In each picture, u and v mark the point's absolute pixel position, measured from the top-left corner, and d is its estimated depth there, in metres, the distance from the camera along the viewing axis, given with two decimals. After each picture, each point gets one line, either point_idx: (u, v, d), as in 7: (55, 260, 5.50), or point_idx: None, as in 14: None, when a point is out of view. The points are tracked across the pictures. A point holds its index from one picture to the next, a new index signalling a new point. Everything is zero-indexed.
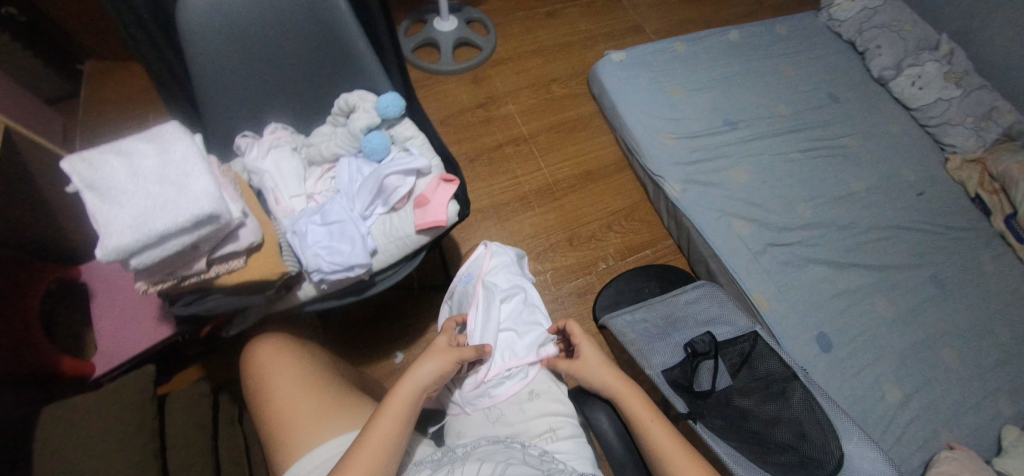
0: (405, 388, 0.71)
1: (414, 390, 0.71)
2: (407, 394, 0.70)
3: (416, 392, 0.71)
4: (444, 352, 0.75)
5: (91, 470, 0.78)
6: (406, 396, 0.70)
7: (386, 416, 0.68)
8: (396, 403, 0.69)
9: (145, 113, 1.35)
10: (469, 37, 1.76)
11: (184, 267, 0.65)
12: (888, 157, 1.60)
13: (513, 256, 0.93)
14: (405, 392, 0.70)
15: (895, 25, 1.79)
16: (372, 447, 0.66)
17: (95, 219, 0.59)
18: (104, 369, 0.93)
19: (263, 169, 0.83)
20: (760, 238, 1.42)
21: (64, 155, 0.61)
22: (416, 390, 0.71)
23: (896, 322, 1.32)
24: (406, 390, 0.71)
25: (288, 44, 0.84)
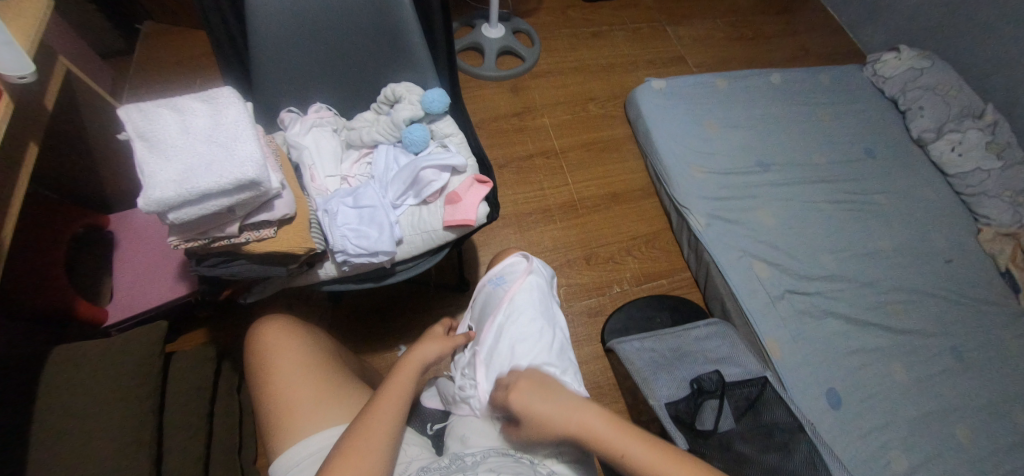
0: (413, 357, 0.78)
1: (422, 360, 0.78)
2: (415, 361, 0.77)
3: (423, 361, 0.78)
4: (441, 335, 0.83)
5: (92, 417, 0.79)
6: (414, 362, 0.77)
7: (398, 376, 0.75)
8: (406, 367, 0.76)
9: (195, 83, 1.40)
10: (513, 46, 1.78)
11: (217, 229, 0.66)
12: (920, 220, 1.57)
13: (548, 273, 0.90)
14: (413, 360, 0.77)
15: (940, 89, 1.77)
16: (390, 398, 0.72)
17: (142, 169, 0.60)
18: (116, 319, 0.96)
19: (303, 146, 0.84)
20: (780, 283, 1.40)
21: (122, 104, 0.63)
22: (423, 358, 0.78)
23: (909, 388, 1.28)
24: (413, 358, 0.77)
25: (345, 30, 0.86)
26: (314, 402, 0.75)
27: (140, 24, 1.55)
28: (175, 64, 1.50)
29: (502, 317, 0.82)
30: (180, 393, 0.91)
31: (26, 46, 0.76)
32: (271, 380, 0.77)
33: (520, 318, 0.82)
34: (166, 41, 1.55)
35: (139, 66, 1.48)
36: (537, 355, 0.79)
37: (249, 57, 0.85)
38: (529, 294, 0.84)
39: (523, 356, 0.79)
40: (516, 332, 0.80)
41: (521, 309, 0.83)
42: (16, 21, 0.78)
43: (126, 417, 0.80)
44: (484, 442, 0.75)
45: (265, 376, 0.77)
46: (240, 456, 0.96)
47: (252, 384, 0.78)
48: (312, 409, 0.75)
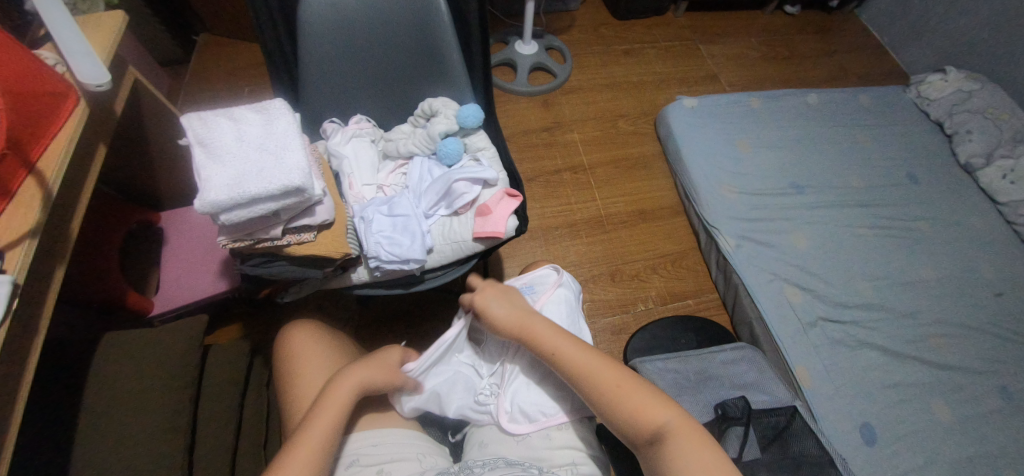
0: (347, 382, 0.73)
1: (359, 386, 0.73)
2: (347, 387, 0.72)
3: (359, 387, 0.73)
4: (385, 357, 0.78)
5: (135, 405, 0.83)
6: (349, 389, 0.72)
7: (326, 404, 0.70)
8: (335, 396, 0.71)
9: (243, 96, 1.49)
10: (547, 63, 1.81)
11: (262, 231, 0.70)
12: (963, 249, 1.52)
13: (578, 289, 0.92)
14: (346, 388, 0.72)
15: (990, 113, 1.72)
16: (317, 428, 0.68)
17: (199, 173, 0.65)
18: (161, 309, 1.02)
19: (343, 155, 0.88)
20: (812, 309, 1.37)
21: (184, 113, 0.68)
22: (360, 386, 0.73)
23: (947, 425, 1.24)
24: (346, 383, 0.73)
25: (387, 47, 0.90)
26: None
27: (196, 35, 1.65)
28: (226, 73, 1.58)
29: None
30: (216, 387, 0.96)
31: (104, 56, 0.83)
32: (298, 381, 0.80)
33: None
34: (219, 51, 1.64)
35: (193, 75, 1.58)
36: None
37: (297, 70, 0.90)
38: (557, 307, 0.86)
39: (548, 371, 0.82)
40: None
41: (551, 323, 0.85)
42: (94, 36, 0.85)
43: (166, 407, 0.84)
44: (498, 450, 0.76)
45: (292, 378, 0.80)
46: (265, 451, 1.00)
47: (280, 383, 0.82)
48: None
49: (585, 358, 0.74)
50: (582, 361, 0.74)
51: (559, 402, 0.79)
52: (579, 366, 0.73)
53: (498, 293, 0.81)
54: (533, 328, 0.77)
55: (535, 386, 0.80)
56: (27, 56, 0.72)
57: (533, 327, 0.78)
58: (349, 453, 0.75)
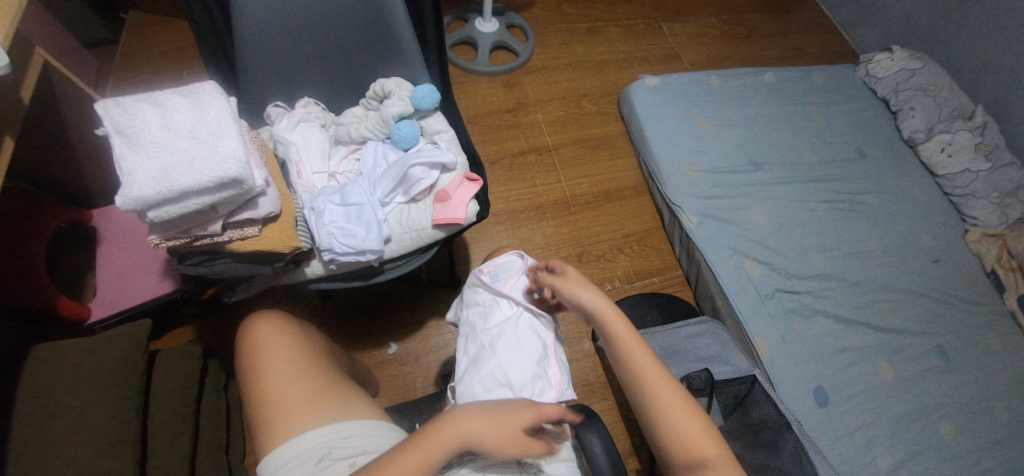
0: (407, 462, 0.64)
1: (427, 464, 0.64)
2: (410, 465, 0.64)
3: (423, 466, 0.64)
4: (465, 426, 0.66)
5: (70, 417, 0.77)
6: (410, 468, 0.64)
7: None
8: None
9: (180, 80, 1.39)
10: (506, 41, 1.77)
11: (199, 227, 0.65)
12: (909, 219, 1.58)
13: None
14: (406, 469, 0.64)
15: (931, 90, 1.78)
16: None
17: (120, 166, 0.59)
18: (99, 316, 0.95)
19: (290, 141, 0.83)
20: (770, 282, 1.40)
21: (100, 99, 0.62)
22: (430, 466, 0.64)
23: (896, 388, 1.29)
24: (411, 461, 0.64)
25: (334, 25, 0.84)
26: (302, 403, 0.74)
27: (125, 13, 1.53)
28: (161, 56, 1.48)
29: (490, 318, 0.82)
30: (165, 391, 0.90)
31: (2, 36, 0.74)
32: (260, 381, 0.75)
33: (507, 320, 0.81)
34: (153, 31, 1.52)
35: (124, 57, 1.46)
36: (523, 355, 0.78)
37: (235, 50, 0.83)
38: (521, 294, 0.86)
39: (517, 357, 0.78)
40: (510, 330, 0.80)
41: (507, 309, 0.82)
42: None
43: (108, 416, 0.79)
44: (468, 441, 0.74)
45: (253, 377, 0.76)
46: (226, 452, 0.95)
47: (241, 383, 0.77)
48: (302, 407, 0.74)
49: (648, 366, 0.71)
50: (642, 367, 0.71)
51: (519, 390, 0.75)
52: (646, 372, 0.70)
53: (578, 282, 0.79)
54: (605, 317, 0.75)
55: (493, 376, 0.76)
56: None
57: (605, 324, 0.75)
58: (320, 447, 0.71)
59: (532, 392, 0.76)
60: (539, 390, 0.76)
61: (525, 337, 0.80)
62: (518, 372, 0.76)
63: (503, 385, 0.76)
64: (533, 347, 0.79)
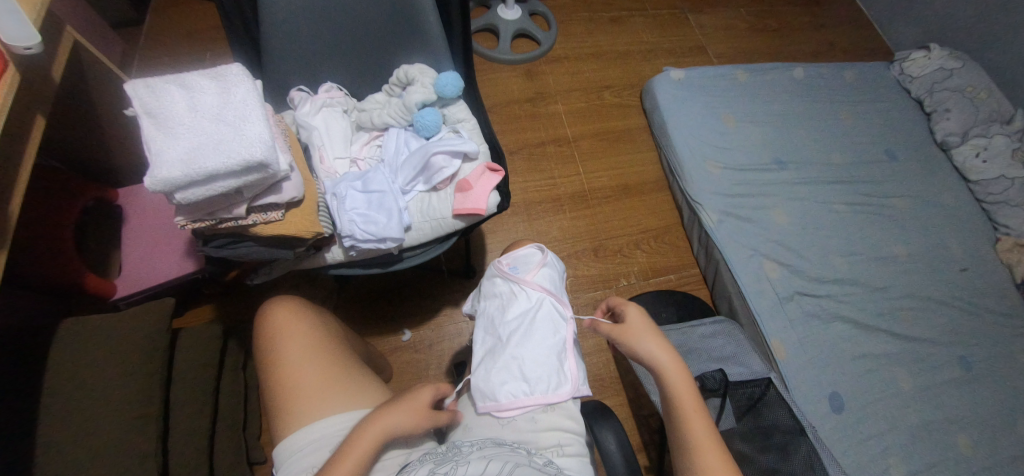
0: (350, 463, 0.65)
1: (365, 459, 0.66)
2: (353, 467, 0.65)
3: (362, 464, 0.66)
4: (387, 418, 0.68)
5: (94, 390, 0.79)
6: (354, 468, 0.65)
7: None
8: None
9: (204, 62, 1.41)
10: (529, 29, 1.75)
11: (224, 210, 0.66)
12: (937, 225, 1.54)
13: (562, 267, 0.89)
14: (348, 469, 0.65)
15: (969, 91, 1.72)
16: None
17: (148, 147, 0.59)
18: (125, 292, 0.97)
19: (313, 126, 0.83)
20: (790, 284, 1.38)
21: (130, 80, 0.62)
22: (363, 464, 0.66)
23: (915, 397, 1.27)
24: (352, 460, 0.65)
25: (358, 9, 0.84)
26: (316, 391, 0.75)
27: None
28: (185, 37, 1.49)
29: (508, 310, 0.81)
30: (187, 368, 0.92)
31: (34, 15, 0.75)
32: (278, 366, 0.76)
33: (524, 313, 0.80)
34: (177, 12, 1.54)
35: (150, 37, 1.48)
36: (540, 350, 0.77)
37: (260, 34, 0.83)
38: (542, 286, 0.83)
39: (536, 356, 0.77)
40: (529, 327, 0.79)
41: (525, 301, 0.81)
42: None
43: (132, 393, 0.81)
44: (484, 432, 0.75)
45: (272, 361, 0.77)
46: (244, 434, 0.96)
47: (260, 365, 0.78)
48: (317, 394, 0.75)
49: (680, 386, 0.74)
50: (699, 437, 0.71)
51: (534, 385, 0.75)
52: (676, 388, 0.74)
53: (645, 332, 0.78)
54: (666, 377, 0.75)
55: (508, 369, 0.76)
56: None
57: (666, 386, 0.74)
58: (333, 436, 0.72)
59: (548, 387, 0.76)
60: (555, 387, 0.76)
61: (542, 330, 0.79)
62: (535, 367, 0.76)
63: (519, 379, 0.76)
64: (550, 342, 0.78)
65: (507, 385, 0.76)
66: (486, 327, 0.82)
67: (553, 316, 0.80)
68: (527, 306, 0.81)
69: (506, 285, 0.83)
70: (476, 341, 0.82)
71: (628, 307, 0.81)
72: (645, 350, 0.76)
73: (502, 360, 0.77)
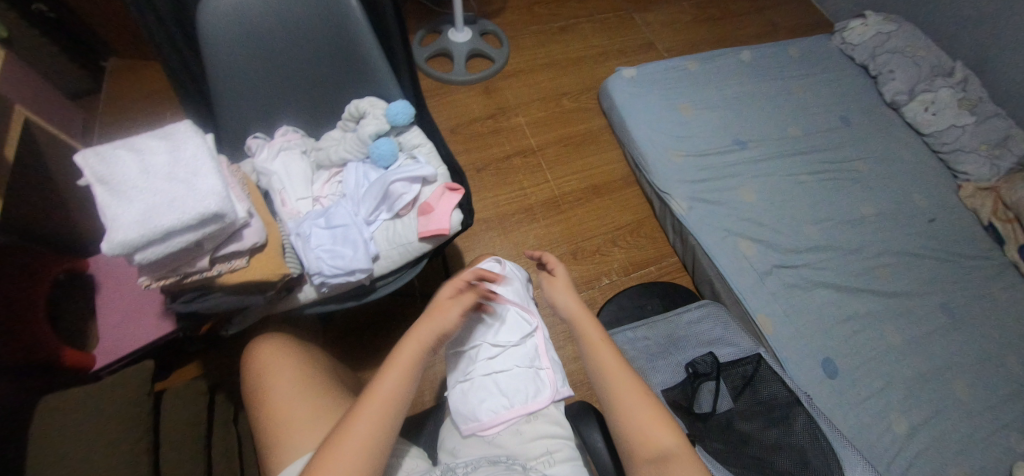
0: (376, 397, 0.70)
1: (409, 369, 0.74)
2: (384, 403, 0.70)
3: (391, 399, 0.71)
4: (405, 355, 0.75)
5: (78, 467, 0.77)
6: (385, 402, 0.70)
7: (358, 426, 0.68)
8: (360, 427, 0.67)
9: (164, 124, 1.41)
10: (481, 48, 1.78)
11: (187, 264, 0.66)
12: (900, 182, 1.59)
13: (523, 274, 0.93)
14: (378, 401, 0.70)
15: (908, 50, 1.79)
16: (383, 395, 0.71)
17: (103, 213, 0.60)
18: (104, 361, 0.96)
19: (272, 171, 0.84)
20: (766, 259, 1.41)
21: (78, 150, 0.62)
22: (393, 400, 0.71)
23: (904, 351, 1.30)
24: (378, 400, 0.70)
25: (302, 51, 0.86)
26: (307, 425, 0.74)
27: (104, 62, 1.55)
28: (143, 100, 1.50)
29: (474, 326, 0.83)
30: (176, 428, 0.91)
31: None
32: (268, 405, 0.76)
33: (489, 327, 0.83)
34: (132, 77, 1.55)
35: (107, 104, 1.48)
36: (510, 362, 0.80)
37: (209, 88, 0.85)
38: (504, 297, 0.86)
39: (512, 367, 0.80)
40: (499, 339, 0.81)
41: (489, 316, 0.84)
42: None
43: (119, 463, 0.79)
44: (473, 452, 0.75)
45: (258, 402, 0.77)
46: None
47: (246, 405, 0.78)
48: (303, 428, 0.74)
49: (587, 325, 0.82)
50: (616, 383, 0.75)
51: (513, 397, 0.77)
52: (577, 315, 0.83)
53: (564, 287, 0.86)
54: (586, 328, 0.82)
55: (483, 387, 0.78)
56: None
57: (588, 335, 0.81)
58: None
59: (526, 397, 0.78)
60: (536, 395, 0.78)
61: (509, 342, 0.81)
62: (509, 379, 0.79)
63: (498, 394, 0.78)
64: (518, 352, 0.81)
65: (489, 402, 0.77)
66: (452, 347, 0.84)
67: (515, 326, 0.83)
68: (493, 319, 0.84)
69: None
70: (448, 363, 0.83)
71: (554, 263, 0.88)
72: (564, 305, 0.85)
73: (477, 377, 0.79)
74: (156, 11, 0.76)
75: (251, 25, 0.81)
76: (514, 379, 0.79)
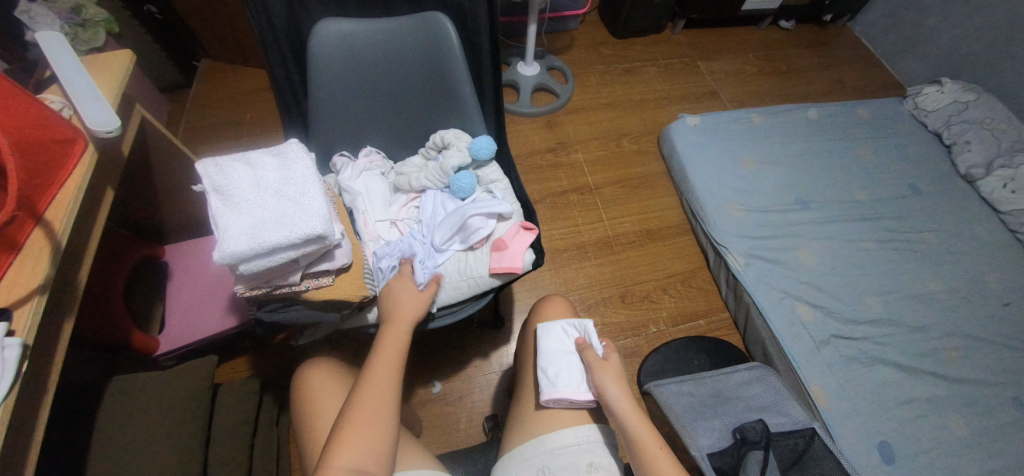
0: (373, 397, 0.71)
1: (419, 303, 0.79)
2: (380, 404, 0.71)
3: (374, 430, 0.69)
4: (384, 371, 0.74)
5: (139, 454, 0.81)
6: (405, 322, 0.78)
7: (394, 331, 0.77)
8: (364, 423, 0.69)
9: (243, 133, 1.54)
10: (548, 83, 1.82)
11: (281, 278, 0.69)
12: (973, 260, 1.51)
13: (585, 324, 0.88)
14: (357, 432, 0.68)
15: (987, 123, 1.72)
16: (403, 317, 0.78)
17: (217, 223, 0.64)
18: (168, 347, 1.01)
19: (355, 190, 0.88)
20: (824, 328, 1.36)
21: (200, 160, 0.67)
22: (382, 407, 0.71)
23: (969, 443, 1.21)
24: (384, 367, 0.74)
25: (396, 81, 0.90)
26: None
27: (198, 61, 1.69)
28: (228, 101, 1.61)
29: (573, 335, 0.87)
30: (226, 424, 0.93)
31: (110, 98, 0.82)
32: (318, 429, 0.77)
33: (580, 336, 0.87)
34: (224, 78, 1.67)
35: (197, 102, 1.60)
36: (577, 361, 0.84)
37: (306, 106, 0.90)
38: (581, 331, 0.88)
39: (580, 366, 0.84)
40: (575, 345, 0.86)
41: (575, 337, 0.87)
42: (101, 76, 0.84)
43: (173, 454, 0.82)
44: None
45: (311, 418, 0.79)
46: None
47: (298, 425, 0.80)
48: None
49: (643, 432, 0.76)
50: None
51: (578, 386, 0.82)
52: (626, 411, 0.77)
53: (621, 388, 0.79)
54: (630, 416, 0.77)
55: (566, 367, 0.83)
56: (34, 104, 0.69)
57: (615, 401, 0.78)
58: None
59: (567, 386, 0.82)
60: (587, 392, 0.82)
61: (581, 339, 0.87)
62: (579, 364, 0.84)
63: (574, 380, 0.82)
64: (561, 343, 0.86)
65: (575, 383, 0.82)
66: (565, 331, 0.87)
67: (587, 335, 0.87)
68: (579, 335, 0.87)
69: (569, 328, 0.88)
70: (552, 335, 0.87)
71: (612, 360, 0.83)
72: (615, 397, 0.78)
73: (553, 348, 0.86)
74: (274, 32, 0.81)
75: (355, 52, 0.85)
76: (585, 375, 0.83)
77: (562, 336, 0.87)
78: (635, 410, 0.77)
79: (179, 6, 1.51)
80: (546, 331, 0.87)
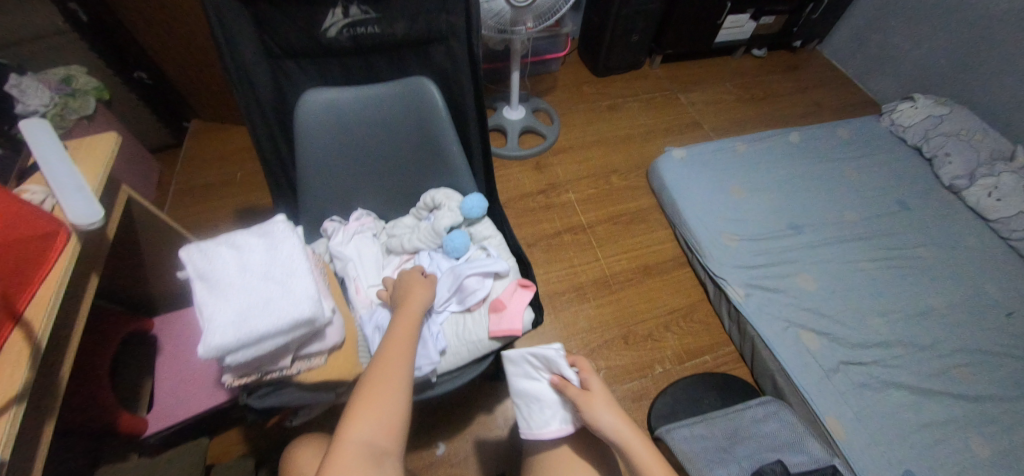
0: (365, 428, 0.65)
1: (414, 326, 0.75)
2: (376, 435, 0.66)
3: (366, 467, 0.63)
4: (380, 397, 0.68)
5: None
6: (402, 343, 0.72)
7: (389, 355, 0.71)
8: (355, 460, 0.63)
9: (232, 193, 1.53)
10: (534, 125, 1.84)
11: (271, 363, 0.67)
12: (970, 272, 1.50)
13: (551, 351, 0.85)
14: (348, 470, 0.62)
15: (964, 134, 1.75)
16: (401, 337, 0.73)
17: (202, 313, 0.62)
18: (157, 427, 0.96)
19: (347, 256, 0.87)
20: (832, 355, 1.33)
21: (185, 246, 0.66)
22: (377, 438, 0.65)
23: (994, 465, 1.17)
24: (380, 394, 0.68)
25: (382, 142, 0.89)
26: None
27: (188, 122, 1.69)
28: (216, 163, 1.61)
29: (540, 364, 0.86)
30: None
31: (93, 185, 0.81)
32: None
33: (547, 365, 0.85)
34: (213, 138, 1.67)
35: (187, 160, 1.60)
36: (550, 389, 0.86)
37: (293, 172, 0.89)
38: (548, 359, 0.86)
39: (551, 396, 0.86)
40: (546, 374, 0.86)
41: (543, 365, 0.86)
42: (84, 161, 0.83)
43: None
44: None
45: None
46: None
47: None
48: None
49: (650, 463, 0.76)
50: None
51: (552, 417, 0.85)
52: (633, 446, 0.77)
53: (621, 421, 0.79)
54: (639, 454, 0.77)
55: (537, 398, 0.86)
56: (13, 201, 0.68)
57: (613, 435, 0.79)
58: None
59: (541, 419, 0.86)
60: (562, 422, 0.85)
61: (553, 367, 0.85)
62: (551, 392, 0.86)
63: (547, 412, 0.86)
64: (530, 375, 0.87)
65: (547, 414, 0.86)
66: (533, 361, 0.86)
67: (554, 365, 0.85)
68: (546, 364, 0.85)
69: (536, 357, 0.86)
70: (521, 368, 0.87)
71: (596, 391, 0.82)
72: (615, 430, 0.79)
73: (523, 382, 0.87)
74: (259, 102, 0.81)
75: (339, 116, 0.85)
76: (557, 405, 0.86)
77: (529, 368, 0.87)
78: (645, 448, 0.77)
79: (168, 72, 1.53)
80: (513, 364, 0.88)
